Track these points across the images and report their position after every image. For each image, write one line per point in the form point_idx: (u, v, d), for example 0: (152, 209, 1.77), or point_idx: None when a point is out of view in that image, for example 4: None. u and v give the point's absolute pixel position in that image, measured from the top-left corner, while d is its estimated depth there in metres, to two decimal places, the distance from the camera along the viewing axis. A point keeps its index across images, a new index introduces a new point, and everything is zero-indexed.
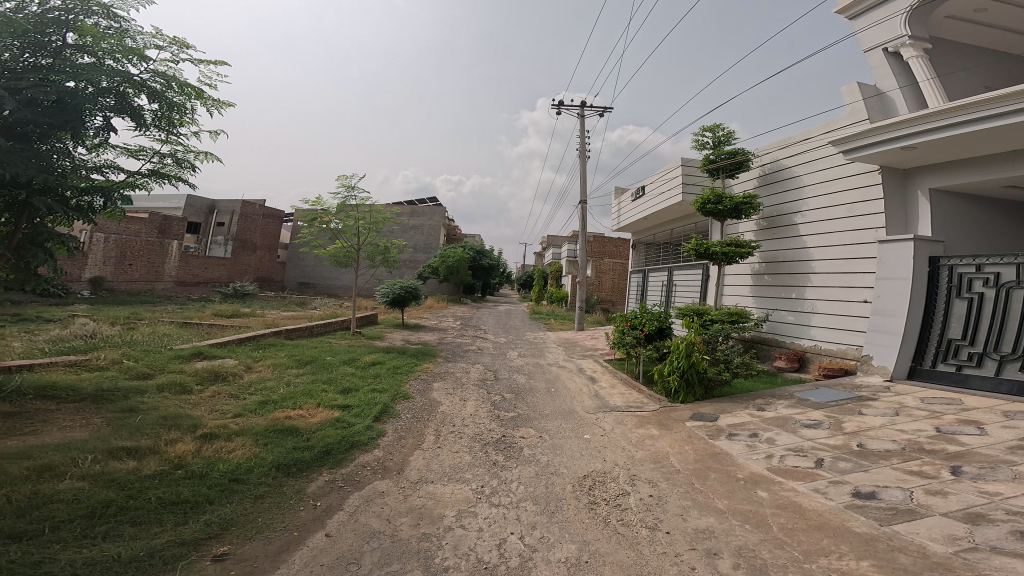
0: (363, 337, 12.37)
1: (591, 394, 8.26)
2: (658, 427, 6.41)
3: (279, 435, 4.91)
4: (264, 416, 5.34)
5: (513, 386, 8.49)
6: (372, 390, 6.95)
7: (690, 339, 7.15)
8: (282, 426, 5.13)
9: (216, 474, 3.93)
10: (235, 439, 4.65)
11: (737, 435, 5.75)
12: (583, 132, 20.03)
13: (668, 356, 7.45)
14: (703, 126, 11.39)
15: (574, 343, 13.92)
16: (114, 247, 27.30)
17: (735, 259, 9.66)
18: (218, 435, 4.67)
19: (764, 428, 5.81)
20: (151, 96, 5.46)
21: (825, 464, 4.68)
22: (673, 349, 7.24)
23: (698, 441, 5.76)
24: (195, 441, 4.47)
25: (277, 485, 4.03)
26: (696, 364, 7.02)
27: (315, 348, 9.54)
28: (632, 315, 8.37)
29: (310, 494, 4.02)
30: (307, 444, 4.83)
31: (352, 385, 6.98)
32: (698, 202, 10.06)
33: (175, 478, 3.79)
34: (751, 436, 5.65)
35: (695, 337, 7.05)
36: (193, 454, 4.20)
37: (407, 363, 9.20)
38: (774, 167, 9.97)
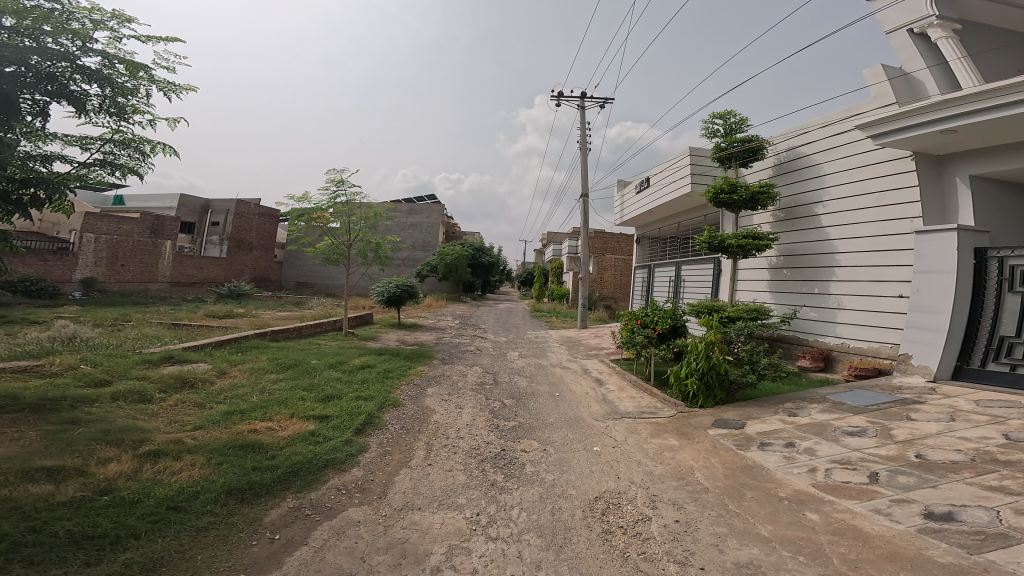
0: (355, 338, 11.68)
1: (600, 398, 7.59)
2: (677, 436, 5.73)
3: (239, 453, 4.23)
4: (225, 430, 4.67)
5: (514, 390, 7.80)
6: (357, 398, 6.27)
7: (709, 338, 6.41)
8: (245, 442, 4.44)
9: (149, 502, 3.27)
10: (182, 458, 3.98)
11: (771, 445, 5.08)
12: (584, 123, 19.26)
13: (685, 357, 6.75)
14: (714, 113, 10.65)
15: (578, 342, 13.23)
16: (105, 247, 26.64)
17: (751, 253, 8.92)
18: (165, 453, 4.00)
19: (800, 436, 5.14)
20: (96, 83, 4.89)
21: (882, 479, 4.01)
22: (691, 350, 6.51)
23: (725, 453, 5.09)
24: (133, 459, 3.81)
25: (227, 514, 3.37)
26: (717, 366, 6.31)
27: (300, 351, 8.87)
28: (642, 313, 7.64)
29: (268, 525, 3.35)
30: (274, 463, 4.16)
31: (335, 393, 6.29)
32: (710, 191, 9.30)
33: (97, 507, 3.12)
34: (787, 446, 4.98)
35: (715, 336, 6.32)
36: (126, 477, 3.53)
37: (400, 366, 8.54)
38: (792, 155, 9.20)
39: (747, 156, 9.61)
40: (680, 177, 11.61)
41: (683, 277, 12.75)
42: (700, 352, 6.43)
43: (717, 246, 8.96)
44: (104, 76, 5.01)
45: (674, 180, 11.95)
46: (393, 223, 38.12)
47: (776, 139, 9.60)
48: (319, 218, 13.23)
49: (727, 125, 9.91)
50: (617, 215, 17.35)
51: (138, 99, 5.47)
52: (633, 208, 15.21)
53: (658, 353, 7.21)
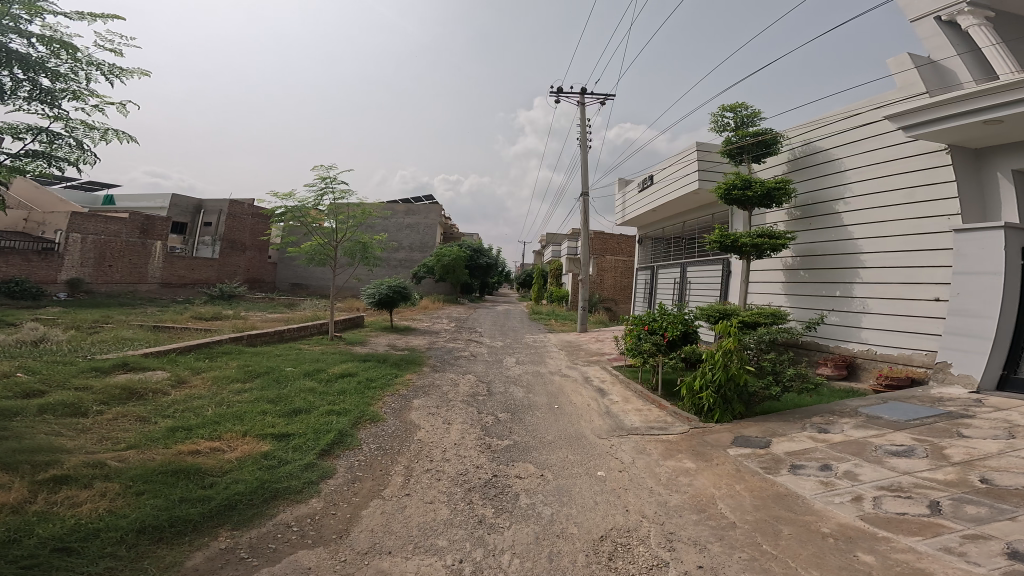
0: (342, 342, 10.99)
1: (603, 411, 6.92)
2: (692, 457, 5.06)
3: (171, 479, 3.59)
4: (162, 451, 4.02)
5: (508, 402, 7.12)
6: (330, 412, 5.59)
7: (727, 345, 5.74)
8: (183, 467, 3.79)
9: (28, 542, 2.64)
10: (93, 486, 3.33)
11: (803, 469, 4.41)
12: (584, 120, 18.61)
13: (699, 367, 6.09)
14: (723, 105, 10.02)
15: (578, 347, 12.57)
16: (92, 247, 25.86)
17: (766, 253, 8.24)
18: (75, 479, 3.37)
19: (836, 457, 4.48)
20: (25, 67, 4.30)
21: (945, 509, 3.33)
22: (707, 360, 5.84)
23: (751, 478, 4.41)
24: (26, 488, 3.16)
25: (132, 559, 2.71)
26: (737, 377, 5.64)
27: (277, 357, 8.18)
28: (649, 318, 6.95)
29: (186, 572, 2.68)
30: (210, 494, 3.49)
31: (305, 406, 5.62)
32: (721, 187, 8.66)
33: None
34: (823, 470, 4.30)
35: (735, 344, 5.65)
36: (12, 511, 2.90)
37: (384, 374, 7.86)
38: (809, 150, 8.59)
39: (760, 150, 9.02)
40: (686, 175, 11.00)
41: (689, 278, 12.11)
42: (717, 361, 5.77)
43: (728, 246, 8.28)
44: (34, 59, 4.41)
45: (680, 177, 11.33)
46: (390, 224, 37.44)
47: (791, 133, 8.99)
48: (303, 216, 12.48)
49: (737, 118, 9.31)
50: (619, 215, 16.68)
51: (78, 84, 4.88)
52: (636, 208, 14.57)
53: (668, 362, 6.53)
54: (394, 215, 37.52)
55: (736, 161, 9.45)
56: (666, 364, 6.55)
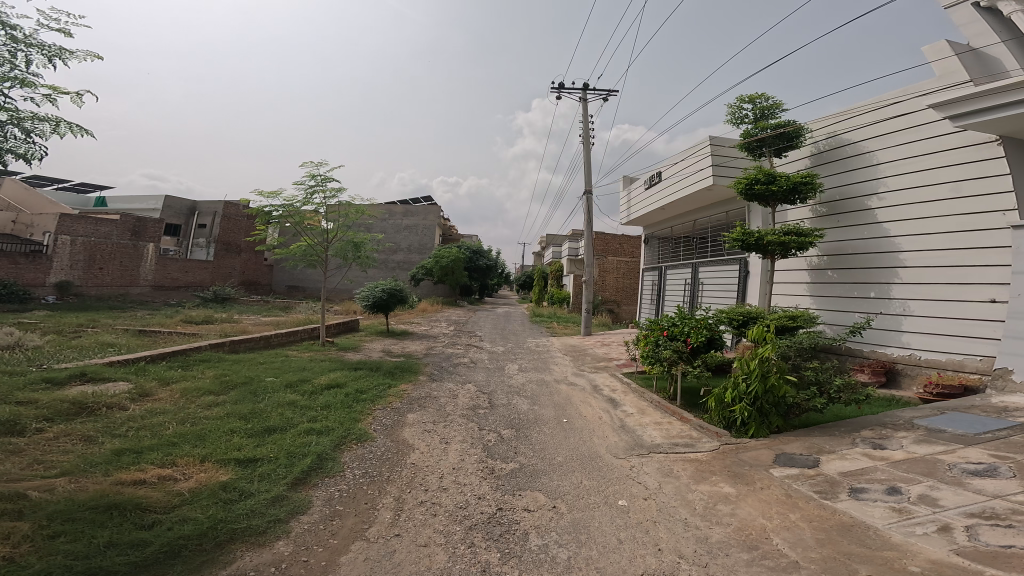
0: (334, 348, 10.33)
1: (617, 425, 6.27)
2: (730, 481, 4.41)
3: (103, 517, 2.94)
4: (100, 480, 3.38)
5: (512, 416, 6.48)
6: (309, 431, 4.92)
7: (763, 352, 5.09)
8: (122, 501, 3.14)
9: None
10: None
11: (866, 493, 3.79)
12: (586, 117, 18.03)
13: (731, 377, 5.43)
14: (740, 96, 9.41)
15: (583, 352, 11.93)
16: (80, 249, 24.86)
17: (791, 252, 7.59)
18: None
19: (904, 478, 3.86)
20: None
21: None
22: (742, 370, 5.18)
23: (807, 506, 3.77)
24: None
25: None
26: (776, 387, 5.00)
27: (259, 365, 7.52)
28: (668, 322, 6.29)
29: None
30: (147, 538, 2.83)
31: (281, 423, 4.96)
32: (742, 182, 8.05)
33: None
34: (892, 495, 3.68)
35: (773, 351, 5.01)
36: None
37: (376, 385, 7.19)
38: (836, 143, 8.00)
39: (783, 143, 8.44)
40: (699, 169, 10.37)
41: (702, 279, 11.48)
42: (752, 370, 5.12)
43: (751, 245, 7.64)
44: None
45: (692, 172, 10.72)
46: (387, 225, 36.77)
47: (814, 126, 8.42)
48: (291, 215, 11.79)
49: (757, 110, 8.74)
50: (624, 214, 16.04)
51: (22, 67, 4.23)
52: (643, 206, 13.96)
53: (691, 370, 5.86)
54: (391, 215, 36.87)
55: (756, 154, 8.83)
56: (690, 372, 5.88)
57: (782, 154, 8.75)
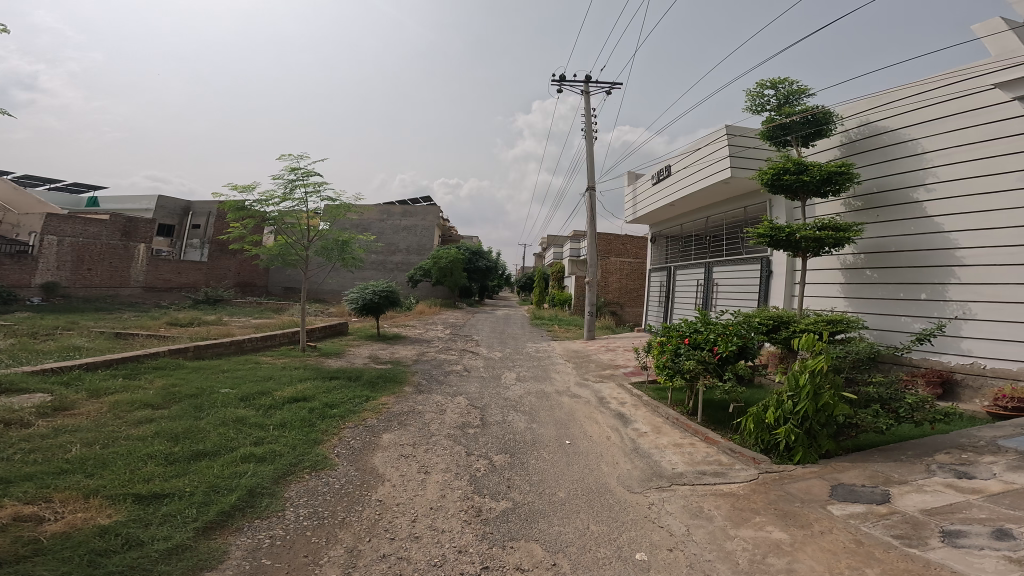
0: (314, 354, 9.44)
1: (629, 448, 5.35)
2: (779, 523, 3.49)
3: None
4: None
5: (506, 435, 5.58)
6: (248, 458, 4.03)
7: (814, 364, 4.20)
8: None
9: None
10: None
11: (967, 538, 2.89)
12: (588, 111, 17.21)
13: (773, 395, 4.50)
14: (761, 80, 8.52)
15: (587, 358, 11.00)
16: (69, 249, 24.25)
17: (825, 250, 6.65)
18: None
19: (1013, 519, 2.99)
20: None
21: None
22: (792, 389, 4.26)
23: (889, 558, 2.85)
24: None
25: None
26: (832, 407, 4.09)
27: (220, 374, 6.64)
28: (689, 328, 5.36)
29: None
30: None
31: (218, 448, 4.09)
32: (767, 172, 7.17)
33: None
34: (1003, 541, 2.79)
35: (828, 363, 4.12)
36: None
37: (351, 398, 6.28)
38: (872, 131, 7.11)
39: (811, 129, 7.56)
40: (714, 159, 9.46)
41: (717, 280, 10.56)
42: (801, 386, 4.22)
43: (780, 241, 6.70)
44: None
45: (706, 163, 9.81)
46: (385, 226, 35.97)
47: (846, 112, 7.54)
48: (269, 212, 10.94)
49: (781, 94, 7.89)
50: (628, 212, 15.09)
51: None
52: (649, 203, 13.03)
53: (720, 384, 4.92)
54: (389, 216, 36.03)
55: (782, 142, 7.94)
56: (718, 387, 4.95)
57: (811, 142, 7.84)
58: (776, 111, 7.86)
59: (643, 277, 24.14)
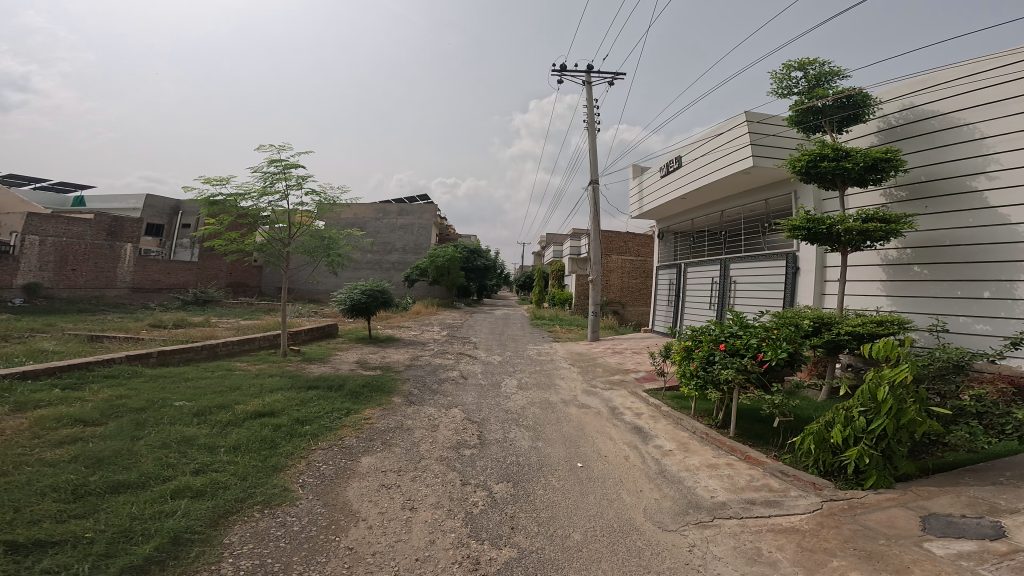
0: (297, 359, 8.62)
1: (655, 472, 4.56)
2: (863, 569, 2.72)
3: None
4: None
5: (510, 457, 4.80)
6: (183, 491, 3.23)
7: (893, 376, 3.50)
8: None
9: None
10: None
11: None
12: (591, 102, 16.44)
13: (840, 411, 3.75)
14: (787, 61, 7.77)
15: (593, 362, 10.23)
16: (52, 249, 23.28)
17: (868, 244, 5.86)
18: None
19: None
20: None
21: None
22: (869, 407, 3.56)
23: None
24: None
25: None
26: (917, 426, 3.38)
27: (179, 385, 5.82)
28: (723, 332, 4.57)
29: None
30: None
31: (151, 478, 3.31)
32: (802, 159, 6.35)
33: None
34: None
35: (912, 374, 3.44)
36: None
37: (327, 412, 5.45)
38: (916, 116, 6.38)
39: (846, 114, 6.84)
40: (733, 147, 8.68)
41: (735, 276, 9.79)
42: (879, 401, 3.49)
43: (819, 235, 5.87)
44: None
45: (723, 150, 9.04)
46: (381, 225, 35.08)
47: (885, 94, 6.82)
48: (246, 206, 10.03)
49: (813, 75, 7.19)
50: (633, 208, 14.30)
51: None
52: (657, 196, 12.25)
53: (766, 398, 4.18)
54: (385, 214, 35.17)
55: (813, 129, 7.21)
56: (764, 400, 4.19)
57: (846, 128, 7.09)
58: (807, 93, 7.11)
59: (647, 276, 23.29)
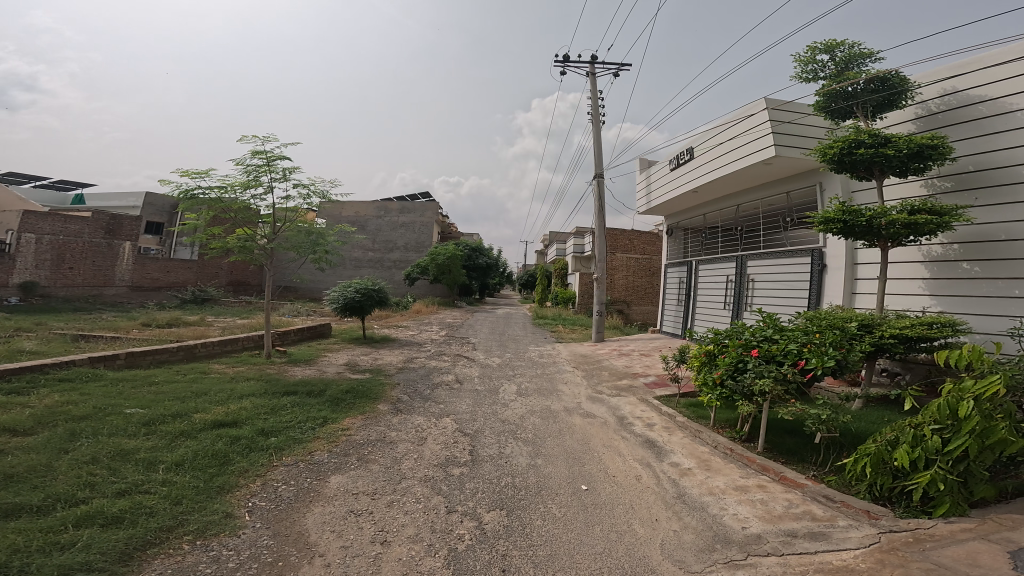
0: (280, 362, 8.03)
1: (674, 496, 3.92)
2: None
3: None
4: None
5: (503, 478, 4.19)
6: (91, 518, 2.71)
7: (979, 389, 2.99)
8: None
9: None
10: None
11: None
12: (595, 93, 15.74)
13: (911, 426, 3.17)
14: (814, 44, 7.11)
15: (599, 365, 9.56)
16: (49, 249, 22.86)
17: (911, 239, 5.20)
18: None
19: None
20: None
21: None
22: (952, 426, 2.99)
23: None
24: None
25: None
26: (1008, 446, 2.86)
27: (138, 390, 5.24)
28: (757, 336, 3.97)
29: None
30: None
31: (59, 503, 2.80)
32: (834, 146, 5.64)
33: None
34: None
35: (1006, 387, 2.91)
36: None
37: (299, 422, 4.87)
38: (961, 100, 5.71)
39: (881, 97, 6.14)
40: (751, 135, 8.00)
41: (753, 274, 9.11)
42: (960, 418, 2.97)
43: (855, 228, 5.18)
44: None
45: (740, 140, 8.37)
46: (382, 223, 34.54)
47: (923, 78, 6.14)
48: (228, 201, 9.42)
49: (844, 55, 6.58)
50: (640, 202, 13.61)
51: None
52: (665, 189, 11.59)
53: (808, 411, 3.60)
54: (386, 212, 34.61)
55: (842, 115, 6.63)
56: (805, 414, 3.59)
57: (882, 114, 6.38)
58: (837, 77, 6.48)
59: (653, 275, 22.53)
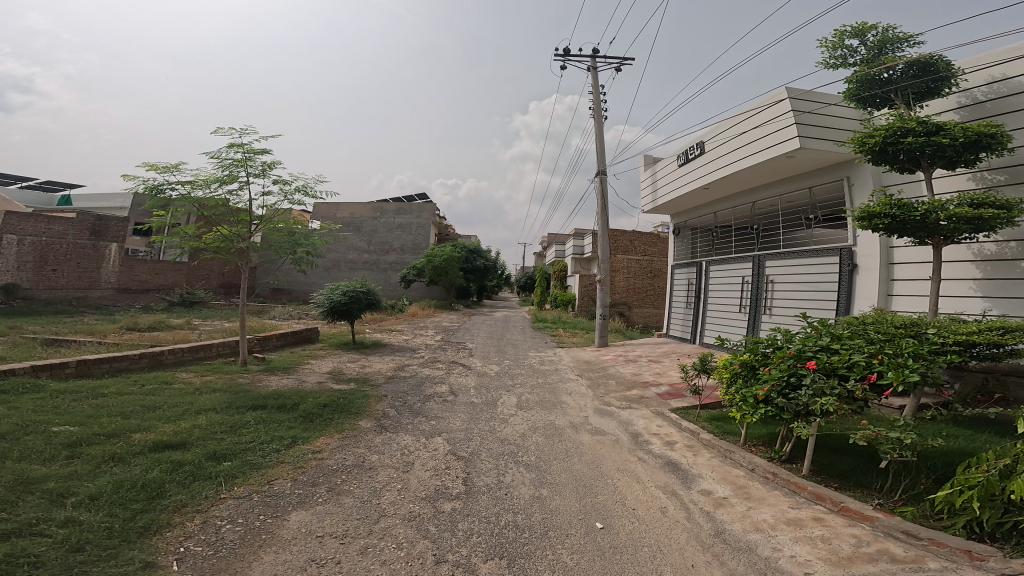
0: (257, 370, 7.30)
1: (710, 534, 3.23)
2: None
3: None
4: None
5: (501, 515, 3.51)
6: None
7: None
8: None
9: None
10: None
11: None
12: (597, 89, 15.18)
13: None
14: (841, 29, 6.56)
15: (605, 373, 8.88)
16: (31, 249, 21.98)
17: (964, 237, 4.59)
18: None
19: None
20: None
21: None
22: None
23: None
24: None
25: None
26: None
27: (79, 404, 4.53)
28: (810, 346, 3.37)
29: None
30: None
31: None
32: (876, 134, 4.98)
33: None
34: None
35: None
36: None
37: (261, 444, 4.16)
38: (1015, 86, 5.13)
39: (920, 82, 5.57)
40: (770, 126, 7.40)
41: (771, 275, 8.50)
42: None
43: (904, 224, 4.55)
44: None
45: (757, 132, 7.77)
46: (378, 224, 33.83)
47: (967, 64, 5.58)
48: (201, 199, 8.66)
49: (878, 39, 6.02)
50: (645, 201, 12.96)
51: None
52: (673, 187, 10.96)
53: (883, 434, 3.05)
54: (382, 213, 33.90)
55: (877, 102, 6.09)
56: (879, 438, 3.00)
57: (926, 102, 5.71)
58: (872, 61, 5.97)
59: (654, 276, 21.91)
